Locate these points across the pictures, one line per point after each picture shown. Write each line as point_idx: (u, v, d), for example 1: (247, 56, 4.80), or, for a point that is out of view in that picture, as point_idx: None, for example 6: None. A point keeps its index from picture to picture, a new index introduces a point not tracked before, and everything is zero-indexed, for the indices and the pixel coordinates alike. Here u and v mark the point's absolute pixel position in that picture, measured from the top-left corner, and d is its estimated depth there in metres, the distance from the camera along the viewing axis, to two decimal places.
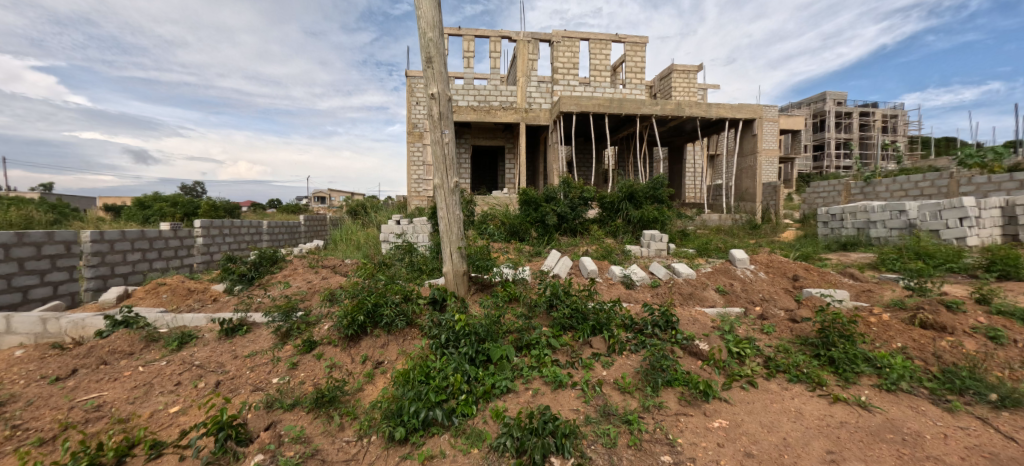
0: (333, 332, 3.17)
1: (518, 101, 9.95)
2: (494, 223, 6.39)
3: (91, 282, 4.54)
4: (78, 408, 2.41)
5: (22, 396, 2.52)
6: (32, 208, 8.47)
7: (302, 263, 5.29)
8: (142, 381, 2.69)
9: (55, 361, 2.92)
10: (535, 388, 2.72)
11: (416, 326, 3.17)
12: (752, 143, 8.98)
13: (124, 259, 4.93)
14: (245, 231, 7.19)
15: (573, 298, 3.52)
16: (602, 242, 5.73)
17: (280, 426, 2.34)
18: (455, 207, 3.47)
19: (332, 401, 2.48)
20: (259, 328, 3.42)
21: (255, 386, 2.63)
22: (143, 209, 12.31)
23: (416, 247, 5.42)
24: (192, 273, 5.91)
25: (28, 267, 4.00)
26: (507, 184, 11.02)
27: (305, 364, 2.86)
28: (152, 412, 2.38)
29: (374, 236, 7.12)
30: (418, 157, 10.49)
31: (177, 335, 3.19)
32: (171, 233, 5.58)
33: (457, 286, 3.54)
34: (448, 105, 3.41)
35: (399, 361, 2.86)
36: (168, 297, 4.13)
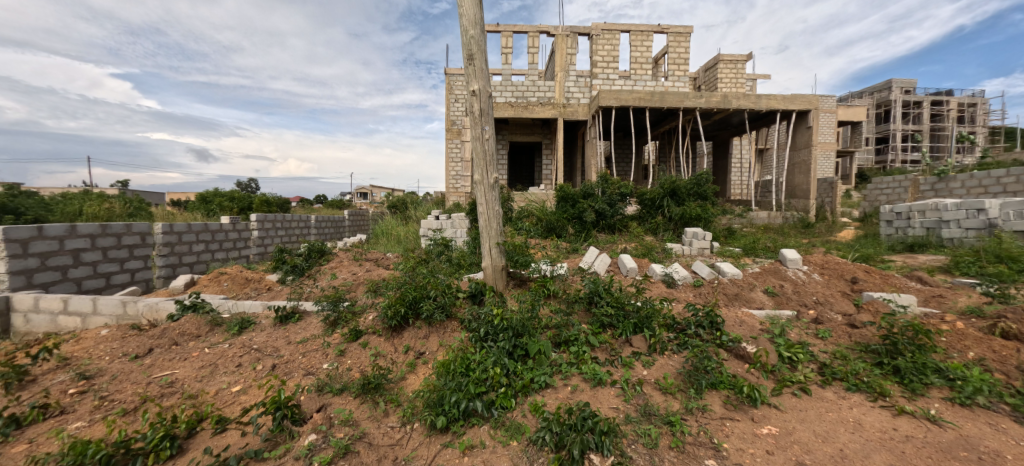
0: (378, 322, 3.28)
1: (555, 97, 9.89)
2: (531, 219, 6.38)
3: (162, 270, 4.96)
4: (155, 383, 2.66)
5: (108, 372, 2.82)
6: (115, 203, 9.41)
7: (347, 255, 5.51)
8: (208, 361, 2.90)
9: (134, 340, 3.21)
10: (574, 384, 2.70)
11: (456, 319, 3.23)
12: (806, 137, 8.43)
13: (190, 249, 5.34)
14: (296, 225, 7.61)
15: (614, 295, 3.45)
16: (642, 240, 5.59)
17: (330, 408, 2.46)
18: (494, 203, 3.49)
19: (377, 389, 2.57)
20: (310, 316, 3.59)
21: (307, 370, 2.77)
22: (205, 203, 13.33)
23: (455, 242, 5.51)
24: (249, 263, 6.31)
25: (110, 255, 4.42)
26: (544, 181, 11.00)
27: (351, 352, 2.97)
28: (218, 390, 2.58)
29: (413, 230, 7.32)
30: (456, 154, 10.67)
31: (237, 320, 3.42)
32: (230, 226, 5.99)
33: (496, 280, 3.56)
34: (489, 101, 3.43)
35: (440, 353, 2.92)
36: (228, 285, 4.42)
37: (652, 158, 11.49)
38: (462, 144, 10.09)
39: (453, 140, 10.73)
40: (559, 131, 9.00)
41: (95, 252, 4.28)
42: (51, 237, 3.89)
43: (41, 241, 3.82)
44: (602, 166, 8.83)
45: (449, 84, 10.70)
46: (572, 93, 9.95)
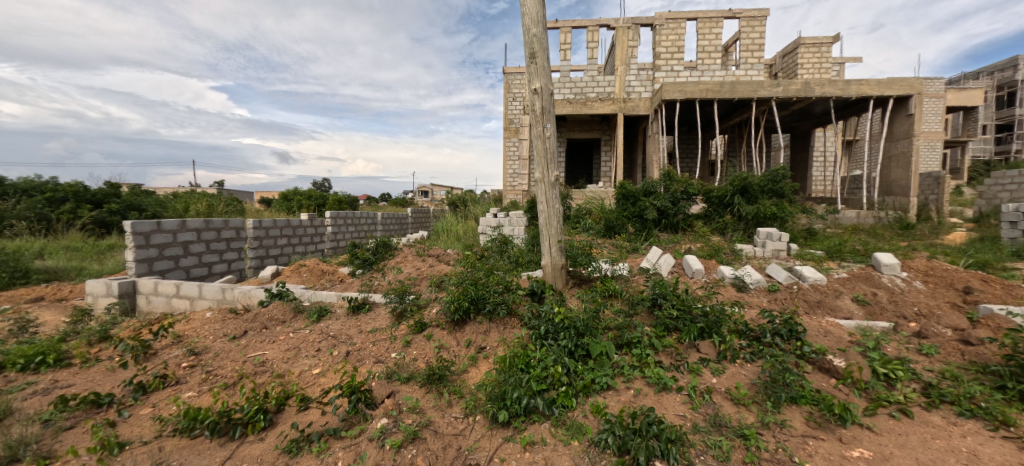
0: (441, 316, 3.39)
1: (615, 92, 9.61)
2: (589, 218, 6.29)
3: (253, 261, 5.51)
4: (249, 362, 2.97)
5: (212, 349, 3.20)
6: (216, 201, 10.65)
7: (411, 251, 5.77)
8: (292, 345, 3.18)
9: (232, 323, 3.61)
10: (638, 388, 2.60)
11: (516, 315, 3.27)
12: (906, 126, 7.46)
13: (276, 242, 5.88)
14: (364, 221, 8.10)
15: (680, 298, 3.29)
16: (708, 240, 5.27)
17: (399, 395, 2.58)
18: (555, 201, 3.47)
19: (441, 380, 2.66)
20: (379, 307, 3.81)
21: (377, 358, 2.95)
22: (287, 201, 14.71)
23: (513, 239, 5.56)
24: (324, 256, 6.83)
25: (212, 247, 5.00)
26: (603, 178, 10.78)
27: (417, 343, 3.11)
28: (301, 372, 2.82)
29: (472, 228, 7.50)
30: (513, 153, 10.84)
31: (316, 308, 3.71)
32: (308, 222, 6.51)
33: (556, 279, 3.54)
34: (551, 99, 3.41)
35: (500, 348, 2.96)
36: (307, 276, 4.82)
37: (720, 152, 10.80)
38: (520, 142, 10.18)
39: (510, 138, 10.86)
40: (619, 128, 8.77)
41: (200, 244, 4.86)
42: (167, 231, 4.48)
43: (160, 234, 4.40)
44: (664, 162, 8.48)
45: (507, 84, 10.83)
46: (632, 87, 9.62)
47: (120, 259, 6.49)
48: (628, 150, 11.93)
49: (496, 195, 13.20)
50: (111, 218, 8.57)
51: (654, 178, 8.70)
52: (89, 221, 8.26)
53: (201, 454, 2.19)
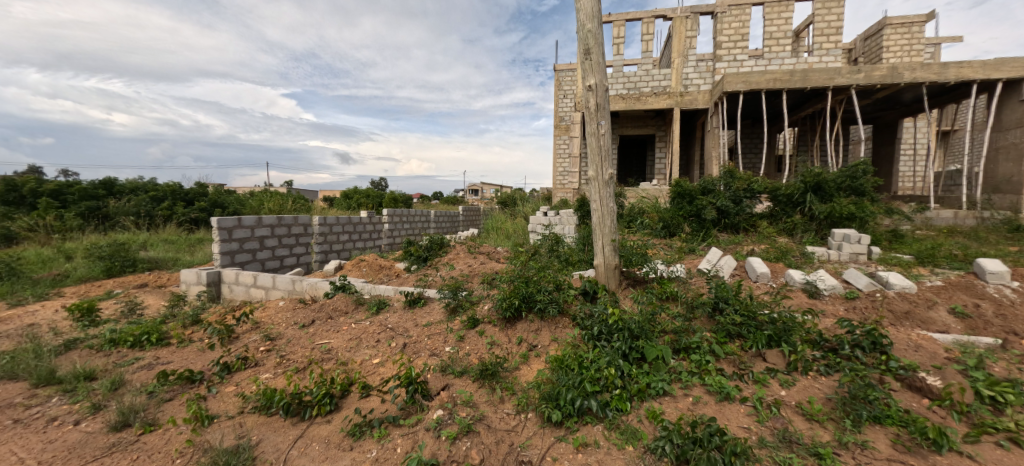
0: (493, 312, 3.44)
1: (671, 86, 9.23)
2: (642, 217, 6.11)
3: (318, 255, 5.91)
4: (316, 349, 3.19)
5: (284, 336, 3.48)
6: (286, 199, 11.57)
7: (463, 248, 5.91)
8: (354, 335, 3.38)
9: (301, 311, 3.90)
10: (696, 396, 2.48)
11: (568, 315, 3.24)
12: (1018, 113, 6.48)
13: (338, 238, 6.26)
14: (419, 219, 8.41)
15: (743, 303, 3.09)
16: (775, 242, 4.91)
17: (453, 388, 2.66)
18: (608, 199, 3.39)
19: (494, 375, 2.70)
20: (433, 302, 3.93)
21: (432, 351, 3.04)
22: (347, 199, 15.67)
23: (564, 238, 5.52)
24: (381, 252, 7.19)
25: (284, 241, 5.43)
26: (656, 175, 10.42)
27: (470, 338, 3.18)
28: (363, 361, 2.99)
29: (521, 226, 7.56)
30: (563, 150, 10.88)
31: (376, 301, 3.90)
32: (367, 219, 6.87)
33: (609, 279, 3.47)
34: (606, 95, 3.34)
35: (552, 347, 2.95)
36: (367, 270, 5.09)
37: (788, 147, 10.02)
38: (570, 140, 10.11)
39: (559, 136, 10.80)
40: (676, 123, 8.47)
41: (274, 239, 5.30)
42: (246, 226, 4.91)
43: (240, 229, 4.84)
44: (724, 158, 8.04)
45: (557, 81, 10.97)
46: (690, 80, 9.20)
47: (208, 251, 7.25)
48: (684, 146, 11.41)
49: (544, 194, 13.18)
50: (200, 215, 9.59)
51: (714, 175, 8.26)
52: (182, 217, 9.31)
53: (276, 431, 2.40)
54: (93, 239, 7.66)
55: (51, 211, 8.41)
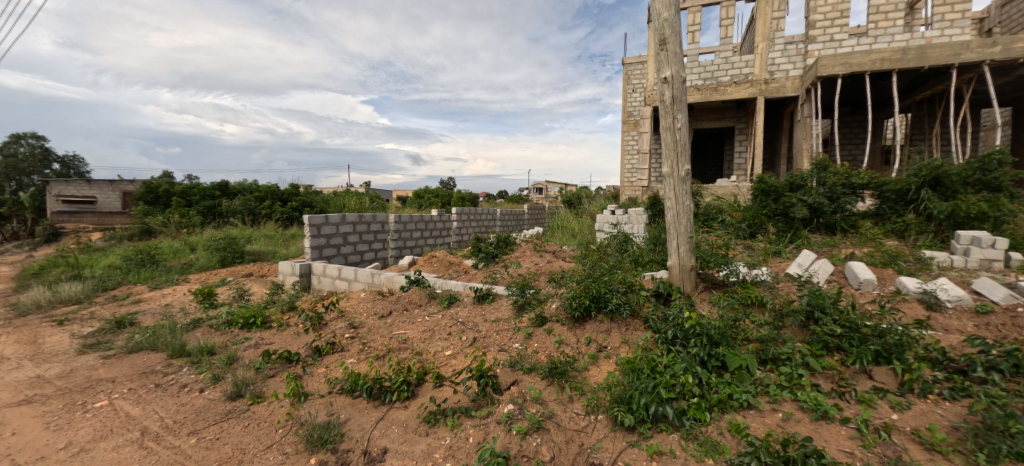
0: (561, 311, 3.41)
1: (754, 74, 8.51)
2: (720, 216, 5.74)
3: (394, 251, 6.30)
4: (394, 338, 3.41)
5: (365, 325, 3.76)
6: (364, 198, 12.52)
7: (529, 246, 5.97)
8: (428, 327, 3.55)
9: (380, 303, 4.19)
10: (787, 412, 2.25)
11: (639, 317, 3.13)
12: None
13: (411, 235, 6.62)
14: (485, 217, 8.64)
15: (843, 312, 2.76)
16: (881, 244, 4.32)
17: (522, 384, 2.68)
18: (685, 197, 3.22)
19: (563, 374, 2.68)
20: (501, 298, 4.01)
21: (501, 346, 3.11)
22: (418, 199, 16.53)
23: (634, 238, 5.36)
24: (450, 249, 7.48)
25: (363, 237, 5.87)
26: (735, 171, 9.85)
27: (538, 336, 3.19)
28: (436, 352, 3.14)
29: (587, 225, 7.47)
30: (632, 146, 10.72)
31: (447, 296, 4.07)
32: (438, 217, 7.19)
33: (683, 281, 3.29)
34: (682, 87, 3.20)
35: (623, 350, 2.86)
36: (437, 266, 5.33)
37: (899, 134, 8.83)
38: (639, 136, 9.80)
39: (628, 132, 10.68)
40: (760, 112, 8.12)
41: (355, 236, 5.75)
42: (332, 223, 5.39)
43: (327, 226, 5.32)
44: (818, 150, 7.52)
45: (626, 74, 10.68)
46: (777, 65, 8.41)
47: (300, 246, 8.09)
48: (769, 138, 10.50)
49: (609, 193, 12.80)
50: (294, 213, 10.72)
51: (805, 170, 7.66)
52: (280, 215, 10.43)
53: (360, 411, 2.60)
54: (210, 233, 8.89)
55: (180, 210, 9.92)
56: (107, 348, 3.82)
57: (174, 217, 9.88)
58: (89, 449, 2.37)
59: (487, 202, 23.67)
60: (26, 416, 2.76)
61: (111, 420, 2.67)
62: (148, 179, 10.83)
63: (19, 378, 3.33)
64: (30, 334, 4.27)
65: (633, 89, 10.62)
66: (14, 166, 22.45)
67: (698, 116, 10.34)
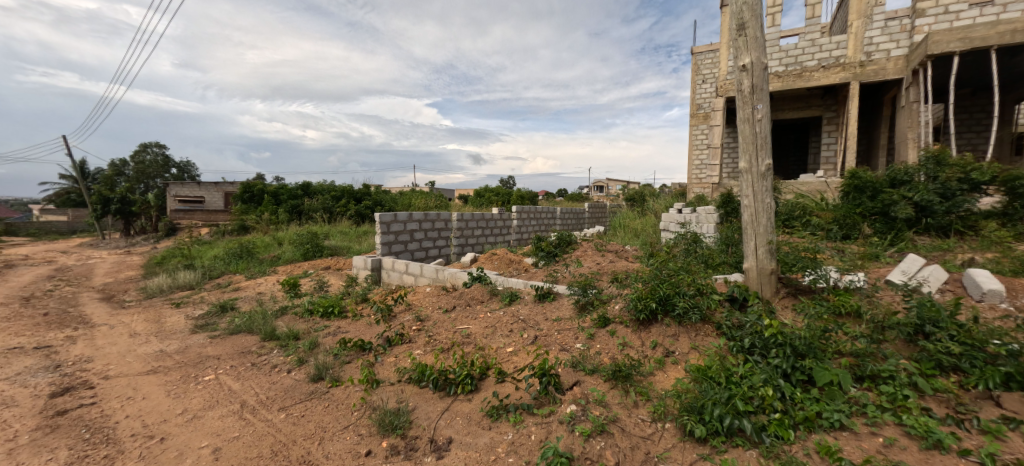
0: (625, 313, 3.31)
1: (845, 56, 7.70)
2: (805, 216, 5.30)
3: (456, 248, 6.52)
4: (458, 333, 3.53)
5: (430, 318, 3.94)
6: (429, 197, 13.10)
7: (590, 246, 5.86)
8: (490, 323, 3.63)
9: (444, 298, 4.36)
10: (890, 438, 1.96)
11: (710, 323, 2.95)
12: None
13: (473, 233, 6.81)
14: (545, 215, 8.64)
15: (963, 328, 2.39)
16: (1012, 249, 3.66)
17: (584, 386, 2.63)
18: (765, 194, 2.99)
19: (627, 378, 2.59)
20: (562, 297, 3.98)
21: (563, 346, 3.09)
22: (479, 198, 16.93)
23: (704, 238, 5.08)
24: (511, 247, 7.58)
25: (428, 234, 6.13)
26: (823, 164, 9.11)
27: (601, 337, 3.13)
28: (498, 348, 3.20)
29: (651, 225, 7.19)
30: (702, 141, 10.22)
31: (508, 293, 4.12)
32: (498, 216, 7.32)
33: (762, 285, 3.06)
34: (764, 74, 2.98)
35: (693, 356, 2.70)
36: (498, 264, 5.42)
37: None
38: (710, 129, 9.32)
39: (698, 125, 10.27)
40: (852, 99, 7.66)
41: (421, 233, 6.03)
42: (400, 221, 5.70)
43: (396, 223, 5.64)
44: (928, 140, 6.78)
45: (694, 65, 10.10)
46: (875, 44, 7.49)
47: (371, 242, 8.67)
48: (864, 128, 9.39)
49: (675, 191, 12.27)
50: (366, 211, 11.53)
51: (910, 163, 6.90)
52: (353, 213, 11.24)
53: (427, 401, 2.73)
54: (295, 229, 9.83)
55: (271, 208, 11.10)
56: (214, 329, 4.38)
57: (265, 215, 11.08)
58: (201, 416, 2.73)
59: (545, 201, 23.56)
60: (153, 384, 3.25)
61: (217, 392, 3.06)
62: (245, 181, 12.22)
63: (148, 350, 3.93)
64: (155, 313, 5.02)
65: (703, 80, 9.99)
66: (143, 172, 26.49)
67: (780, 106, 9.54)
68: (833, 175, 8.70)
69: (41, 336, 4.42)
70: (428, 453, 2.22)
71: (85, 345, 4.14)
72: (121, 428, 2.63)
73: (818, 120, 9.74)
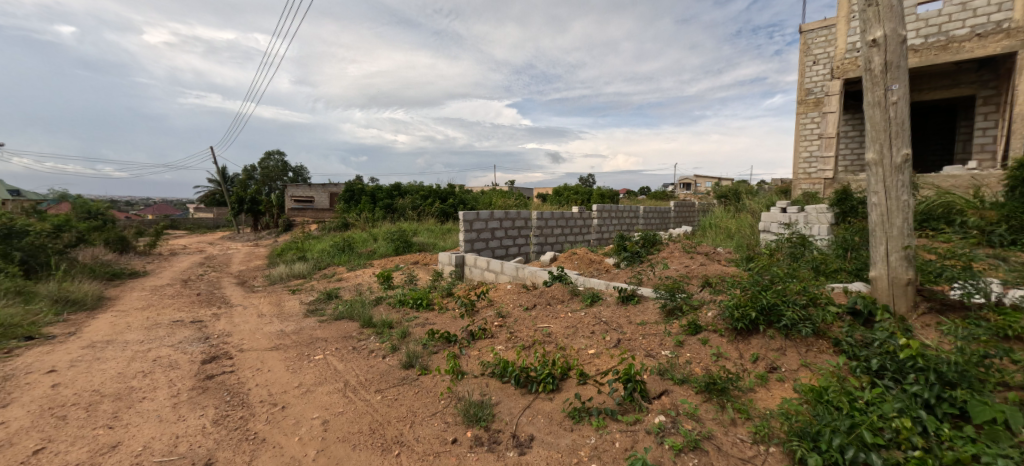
0: (719, 321, 3.07)
1: (1010, 20, 6.49)
2: (954, 216, 4.46)
3: (535, 246, 6.59)
4: (539, 331, 3.56)
5: (511, 315, 4.04)
6: (509, 196, 13.43)
7: (678, 247, 5.55)
8: (571, 323, 3.60)
9: (524, 295, 4.44)
10: None
11: (826, 339, 2.62)
12: None
13: (552, 232, 6.82)
14: (627, 214, 8.35)
15: None
16: None
17: (673, 396, 2.49)
18: (902, 190, 2.58)
19: (723, 392, 2.38)
20: (647, 301, 3.82)
21: (648, 352, 2.96)
22: (557, 196, 16.95)
23: (815, 242, 4.52)
24: (591, 246, 7.45)
25: (508, 232, 6.28)
26: (976, 153, 7.55)
27: (691, 345, 2.93)
28: (579, 349, 3.17)
29: (748, 226, 6.59)
30: (810, 130, 9.09)
31: (590, 294, 4.06)
32: (578, 215, 7.24)
33: (894, 298, 2.64)
34: (902, 48, 2.58)
35: (803, 374, 2.41)
36: (578, 263, 5.37)
37: None
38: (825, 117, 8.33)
39: (805, 113, 9.12)
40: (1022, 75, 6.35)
41: (502, 231, 6.20)
42: (482, 219, 5.91)
43: (478, 221, 5.86)
44: None
45: (803, 46, 8.98)
46: None
47: (455, 239, 9.14)
48: None
49: (775, 187, 11.05)
50: (449, 210, 12.19)
51: None
52: (438, 211, 11.95)
53: (509, 396, 2.80)
54: (388, 226, 10.75)
55: (368, 207, 12.27)
56: (321, 314, 4.97)
57: (363, 213, 12.29)
58: (312, 391, 3.12)
59: (627, 198, 22.69)
60: (275, 359, 3.79)
61: (325, 371, 3.46)
62: (346, 182, 13.67)
63: (272, 329, 4.58)
64: (277, 298, 5.84)
65: (815, 61, 8.84)
66: (268, 175, 31.31)
67: (917, 86, 8.17)
68: (989, 167, 7.17)
69: (195, 312, 5.40)
70: (511, 448, 2.28)
71: (226, 322, 4.97)
72: (254, 394, 3.11)
73: (971, 99, 8.10)
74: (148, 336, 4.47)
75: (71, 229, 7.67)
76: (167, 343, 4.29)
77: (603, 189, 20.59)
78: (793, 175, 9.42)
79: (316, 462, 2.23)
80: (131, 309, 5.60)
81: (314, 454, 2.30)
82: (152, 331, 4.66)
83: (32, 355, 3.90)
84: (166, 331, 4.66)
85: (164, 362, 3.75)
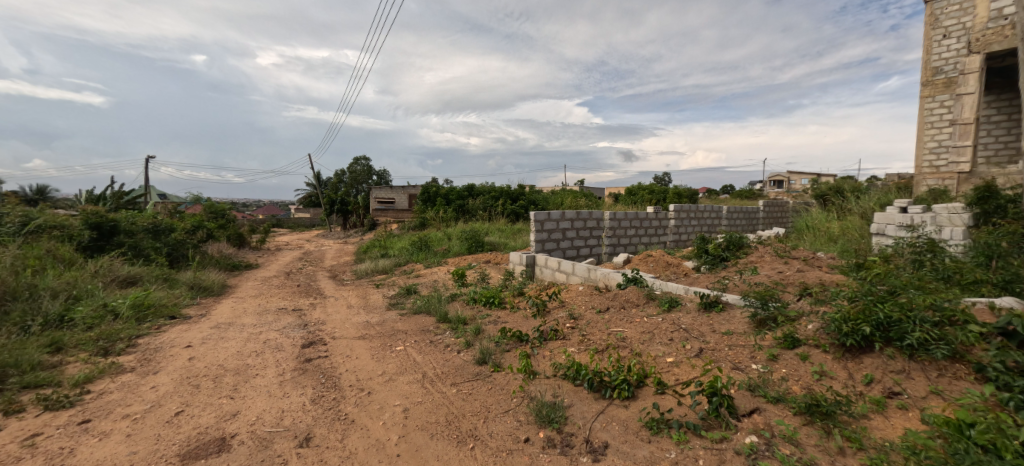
0: (822, 336, 2.76)
1: None
2: None
3: (607, 248, 6.44)
4: (613, 334, 3.49)
5: (584, 317, 4.00)
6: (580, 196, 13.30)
7: (768, 250, 5.08)
8: (648, 328, 3.47)
9: (597, 297, 4.37)
10: None
11: (965, 363, 2.23)
12: None
13: (625, 233, 6.61)
14: (708, 214, 7.82)
15: None
16: None
17: (766, 415, 2.29)
18: None
19: (828, 416, 2.13)
20: (733, 309, 3.56)
21: (736, 364, 2.75)
22: (630, 196, 16.35)
23: (947, 248, 3.88)
24: (667, 248, 7.10)
25: (580, 233, 6.22)
26: None
27: (787, 360, 2.67)
28: (657, 356, 3.04)
29: (855, 229, 5.83)
30: (935, 116, 7.78)
31: (667, 298, 3.88)
32: (653, 215, 6.94)
33: None
34: None
35: (934, 403, 2.07)
36: (654, 266, 5.16)
37: None
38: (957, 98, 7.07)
39: (928, 96, 7.83)
40: None
41: (573, 231, 6.16)
42: (554, 219, 5.92)
43: (549, 221, 5.89)
44: None
45: (929, 18, 7.76)
46: None
47: (524, 239, 9.28)
48: None
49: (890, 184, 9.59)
50: (519, 210, 12.38)
51: None
52: (509, 212, 12.22)
53: (583, 400, 2.77)
54: (461, 226, 11.22)
55: (442, 207, 12.91)
56: (402, 307, 5.35)
57: (438, 213, 12.95)
58: (395, 379, 3.37)
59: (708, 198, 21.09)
60: (362, 347, 4.16)
61: (405, 361, 3.72)
62: (424, 184, 14.53)
63: (359, 320, 5.04)
64: (363, 291, 6.41)
65: (945, 34, 7.59)
66: (354, 178, 34.32)
67: None
68: None
69: (296, 301, 6.12)
70: (584, 453, 2.26)
71: (321, 311, 5.56)
72: (346, 378, 3.45)
73: None
74: (260, 321, 5.17)
75: (202, 227, 9.12)
76: (275, 327, 4.91)
77: (681, 189, 19.45)
78: (914, 169, 8.11)
79: (398, 447, 2.41)
80: (246, 296, 6.51)
81: (396, 439, 2.49)
82: (262, 316, 5.38)
83: (175, 331, 4.71)
84: (273, 316, 5.35)
85: (272, 344, 4.31)
